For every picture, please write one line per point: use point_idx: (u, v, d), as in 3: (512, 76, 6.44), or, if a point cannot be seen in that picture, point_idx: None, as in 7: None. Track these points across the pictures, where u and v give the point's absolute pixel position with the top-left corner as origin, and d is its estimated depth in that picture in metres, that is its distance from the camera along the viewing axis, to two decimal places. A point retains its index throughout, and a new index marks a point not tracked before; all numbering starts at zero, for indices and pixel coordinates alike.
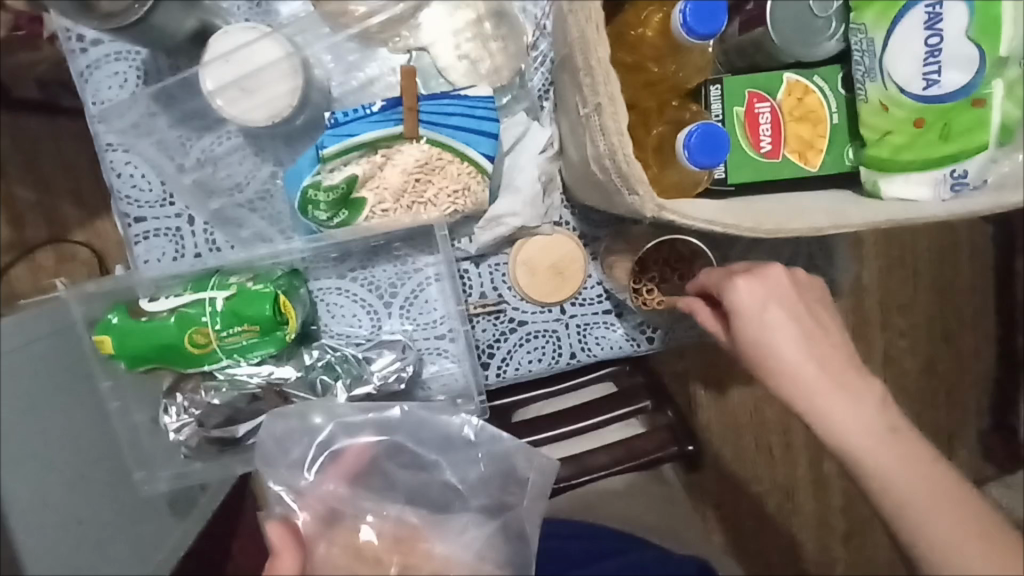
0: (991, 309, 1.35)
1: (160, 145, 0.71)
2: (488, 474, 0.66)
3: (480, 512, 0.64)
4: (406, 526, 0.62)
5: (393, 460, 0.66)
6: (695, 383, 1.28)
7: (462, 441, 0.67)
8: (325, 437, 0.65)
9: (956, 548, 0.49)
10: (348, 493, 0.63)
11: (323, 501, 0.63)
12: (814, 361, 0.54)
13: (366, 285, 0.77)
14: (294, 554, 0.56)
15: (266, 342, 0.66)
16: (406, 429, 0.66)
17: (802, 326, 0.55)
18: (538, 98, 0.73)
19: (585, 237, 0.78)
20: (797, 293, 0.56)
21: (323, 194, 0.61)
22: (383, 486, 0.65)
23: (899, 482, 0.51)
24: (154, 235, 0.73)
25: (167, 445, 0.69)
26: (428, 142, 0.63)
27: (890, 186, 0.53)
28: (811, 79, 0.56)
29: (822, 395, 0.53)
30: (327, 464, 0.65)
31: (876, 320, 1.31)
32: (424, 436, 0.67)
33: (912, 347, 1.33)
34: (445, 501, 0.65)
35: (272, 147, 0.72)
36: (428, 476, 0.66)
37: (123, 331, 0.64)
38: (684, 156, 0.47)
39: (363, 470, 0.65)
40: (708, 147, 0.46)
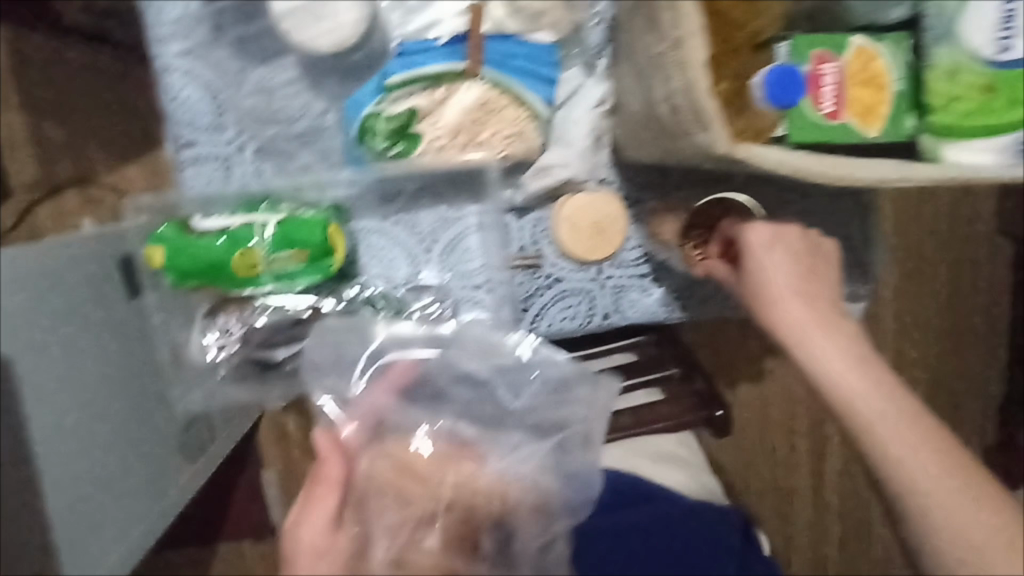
0: None
1: (219, 69, 0.72)
2: (540, 398, 0.68)
3: (528, 431, 0.68)
4: (458, 440, 0.68)
5: (449, 376, 0.69)
6: None
7: (514, 363, 0.69)
8: (376, 349, 0.68)
9: (913, 466, 0.51)
10: (402, 404, 0.68)
11: (374, 411, 0.66)
12: (801, 296, 0.58)
13: (408, 230, 0.78)
14: (337, 462, 0.57)
15: (313, 270, 0.67)
16: (459, 346, 0.68)
17: (800, 266, 0.60)
18: (594, 53, 0.73)
19: (628, 199, 0.79)
20: (801, 241, 0.62)
21: (382, 123, 0.63)
22: (438, 398, 0.69)
23: (864, 408, 0.53)
24: (204, 160, 0.74)
25: (202, 365, 0.70)
26: (490, 81, 0.63)
27: (956, 151, 0.54)
28: (879, 43, 0.57)
29: (806, 326, 0.57)
30: (377, 377, 0.67)
31: None
32: (479, 354, 0.68)
33: None
34: (495, 418, 0.69)
35: (327, 81, 0.73)
36: (481, 393, 0.69)
37: (174, 245, 0.64)
38: (759, 94, 0.54)
39: (415, 384, 0.68)
40: (783, 84, 0.53)
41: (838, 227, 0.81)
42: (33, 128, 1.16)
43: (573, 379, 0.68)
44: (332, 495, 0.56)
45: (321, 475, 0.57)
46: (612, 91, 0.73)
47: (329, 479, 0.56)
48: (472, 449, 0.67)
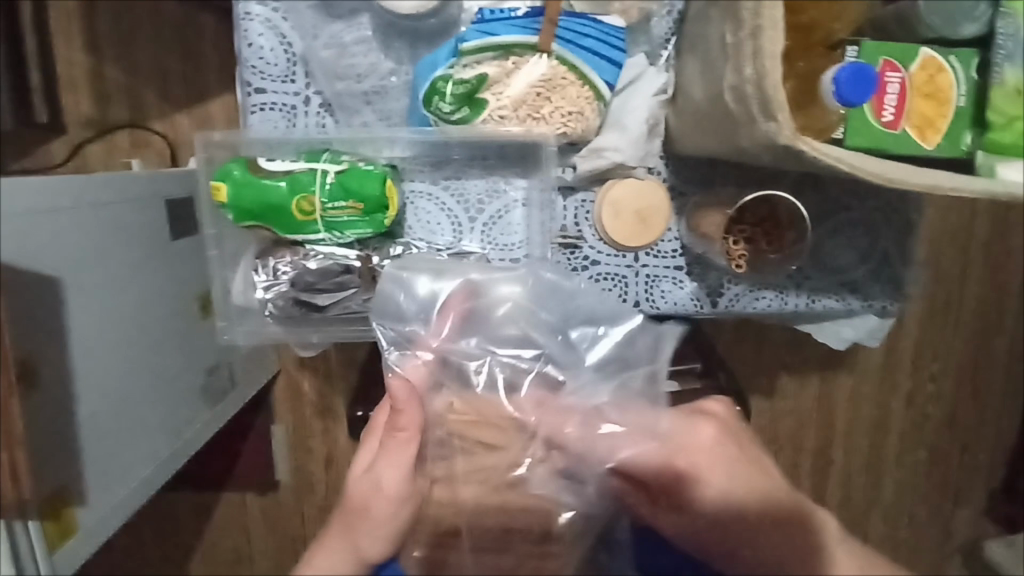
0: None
1: (296, 20, 0.74)
2: (616, 344, 0.68)
3: (606, 377, 0.66)
4: (548, 385, 0.64)
5: (525, 321, 0.68)
6: None
7: (587, 312, 0.70)
8: (446, 295, 0.68)
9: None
10: (483, 347, 0.66)
11: (448, 349, 0.66)
12: (653, 443, 0.60)
13: (455, 197, 0.81)
14: (415, 408, 0.57)
15: (366, 222, 0.69)
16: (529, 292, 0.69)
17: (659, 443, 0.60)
18: (660, 44, 0.75)
19: (673, 191, 0.80)
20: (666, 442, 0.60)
21: (451, 87, 0.65)
22: (514, 344, 0.67)
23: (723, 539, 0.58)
24: (270, 108, 0.76)
25: (246, 303, 0.73)
26: (558, 59, 0.65)
27: (1006, 169, 0.55)
28: (947, 58, 0.57)
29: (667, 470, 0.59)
30: (453, 315, 0.67)
31: (910, 356, 1.32)
32: (551, 301, 0.69)
33: (940, 391, 1.34)
34: (572, 367, 0.66)
35: (398, 45, 0.76)
36: (556, 343, 0.68)
37: (239, 181, 0.67)
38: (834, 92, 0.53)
39: (490, 328, 0.67)
40: (858, 83, 0.51)
41: (878, 243, 0.82)
42: (95, 69, 1.20)
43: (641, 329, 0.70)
44: (411, 443, 0.56)
45: (400, 423, 0.57)
46: (672, 82, 0.74)
47: (408, 427, 0.57)
48: (555, 396, 0.63)
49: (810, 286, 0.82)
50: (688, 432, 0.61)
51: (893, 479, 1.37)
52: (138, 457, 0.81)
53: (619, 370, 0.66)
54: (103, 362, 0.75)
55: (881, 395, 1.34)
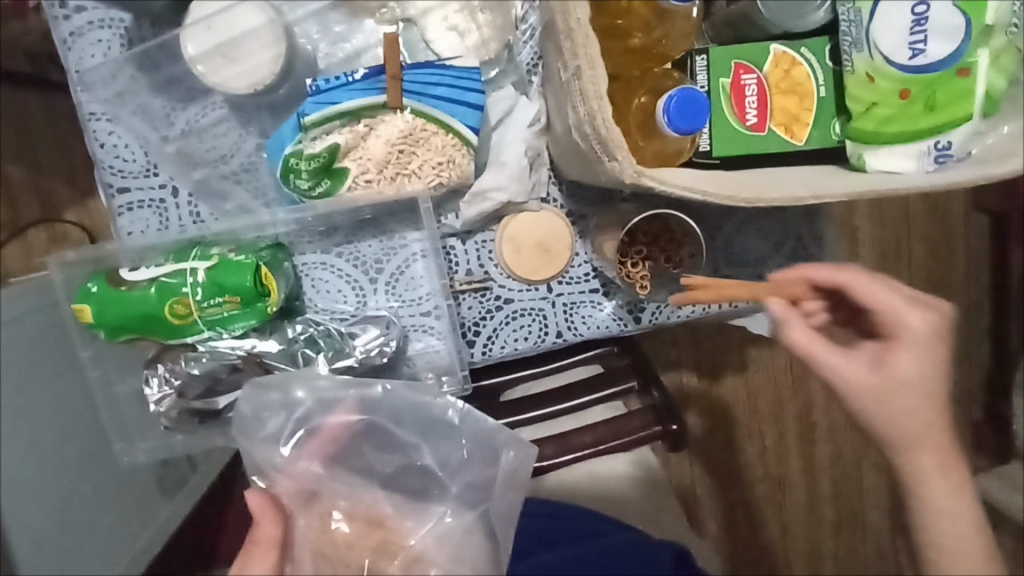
0: (985, 301, 1.34)
1: (145, 114, 0.71)
2: (478, 472, 0.65)
3: (457, 501, 0.65)
4: (377, 516, 0.64)
5: (366, 440, 0.66)
6: (687, 371, 1.28)
7: (444, 424, 0.66)
8: (302, 413, 0.65)
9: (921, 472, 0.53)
10: (326, 474, 0.64)
11: (298, 480, 0.63)
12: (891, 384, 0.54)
13: (352, 261, 0.77)
14: (275, 522, 0.58)
15: (248, 314, 0.65)
16: (386, 410, 0.65)
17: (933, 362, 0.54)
18: (526, 72, 0.73)
19: (573, 215, 0.77)
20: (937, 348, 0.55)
21: (304, 163, 0.61)
22: (359, 467, 0.66)
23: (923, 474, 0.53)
24: (139, 206, 0.73)
25: (148, 416, 0.69)
26: (412, 112, 0.62)
27: (874, 159, 0.52)
28: (798, 51, 0.56)
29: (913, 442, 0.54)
30: (305, 445, 0.64)
31: None
32: (406, 415, 0.66)
33: None
34: (424, 491, 0.66)
35: (257, 117, 0.72)
36: (408, 461, 0.66)
37: (102, 299, 0.64)
38: (664, 121, 0.48)
39: (342, 450, 0.65)
40: (687, 113, 0.47)
41: (790, 229, 0.80)
42: None
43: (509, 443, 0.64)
44: (268, 559, 0.57)
45: (257, 536, 0.58)
46: (543, 111, 0.72)
47: (265, 541, 0.57)
48: (387, 523, 0.64)
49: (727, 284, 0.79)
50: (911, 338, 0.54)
51: None
52: None
53: (480, 493, 0.65)
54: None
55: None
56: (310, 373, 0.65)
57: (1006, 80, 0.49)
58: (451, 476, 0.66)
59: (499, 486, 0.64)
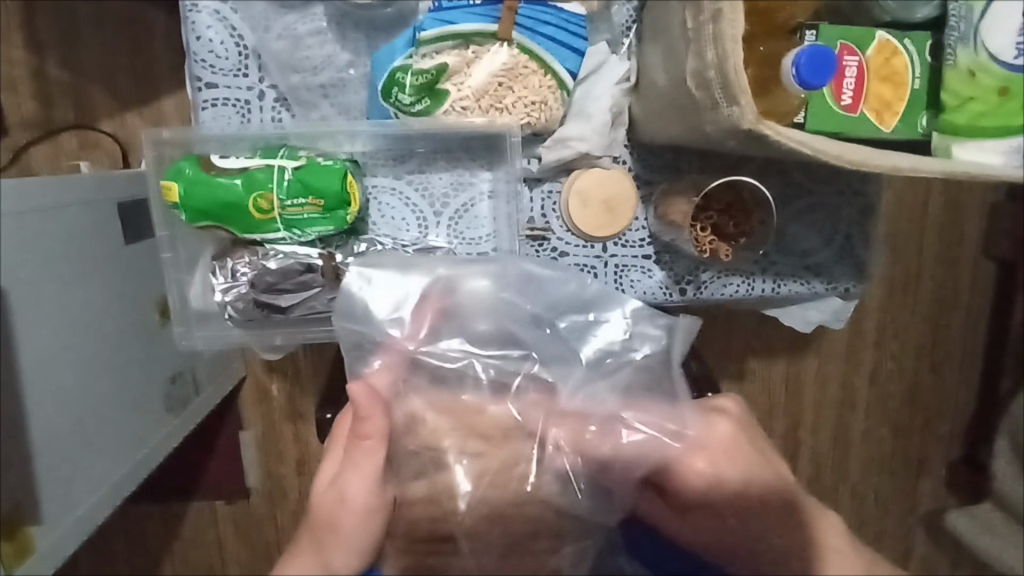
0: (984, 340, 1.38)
1: (246, 13, 0.72)
2: (610, 342, 0.64)
3: (597, 375, 0.63)
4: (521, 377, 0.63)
5: (496, 313, 0.65)
6: None
7: (572, 298, 0.66)
8: (423, 286, 0.65)
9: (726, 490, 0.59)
10: (460, 345, 0.64)
11: (423, 352, 0.63)
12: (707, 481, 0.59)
13: (420, 191, 0.79)
14: (380, 415, 0.57)
15: (327, 220, 0.66)
16: (511, 286, 0.66)
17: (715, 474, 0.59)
18: (621, 33, 0.75)
19: (639, 179, 0.80)
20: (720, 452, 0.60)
21: (410, 78, 0.63)
22: (491, 337, 0.65)
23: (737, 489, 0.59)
24: (223, 103, 0.74)
25: (205, 308, 0.70)
26: (518, 47, 0.64)
27: (961, 151, 0.55)
28: (902, 41, 0.58)
29: (719, 469, 0.59)
30: (422, 316, 0.64)
31: (871, 336, 1.36)
32: (530, 290, 0.66)
33: (899, 370, 1.38)
34: (560, 360, 0.64)
35: (355, 37, 0.74)
36: (543, 330, 0.65)
37: (192, 181, 0.64)
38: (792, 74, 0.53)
39: (463, 323, 0.65)
40: (816, 66, 0.52)
41: (840, 228, 0.83)
42: (37, 70, 1.11)
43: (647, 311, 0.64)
44: (375, 451, 0.57)
45: (364, 431, 0.57)
46: (635, 70, 0.74)
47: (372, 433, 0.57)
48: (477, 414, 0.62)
49: (775, 271, 0.84)
50: (704, 429, 0.60)
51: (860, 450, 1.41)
52: (99, 470, 0.77)
53: (616, 365, 0.63)
54: (53, 367, 0.70)
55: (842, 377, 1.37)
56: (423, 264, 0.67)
57: None
58: (585, 343, 0.64)
59: (644, 355, 0.63)
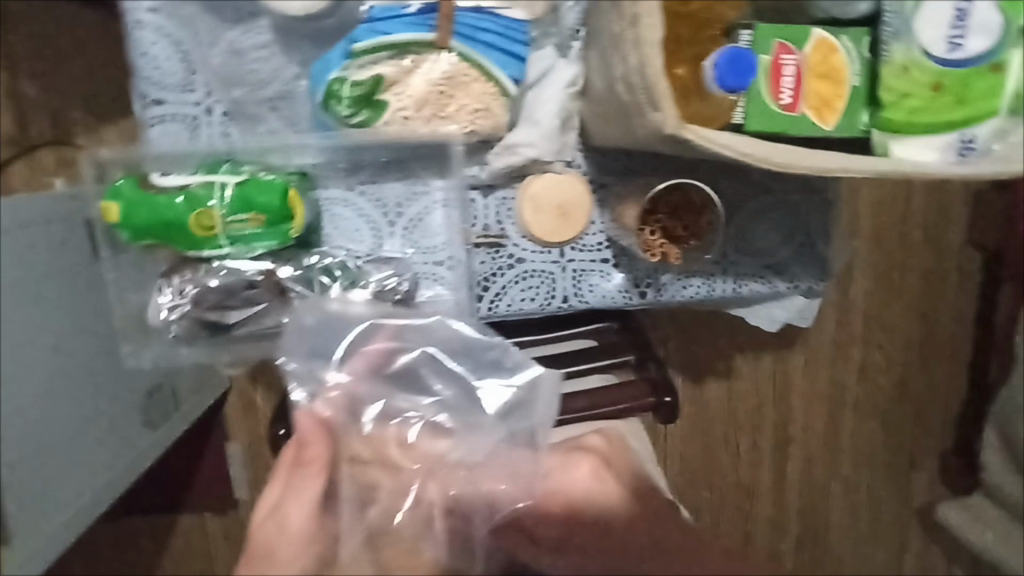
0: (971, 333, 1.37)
1: (188, 28, 0.71)
2: (516, 396, 0.73)
3: (502, 427, 0.73)
4: (434, 426, 0.73)
5: (420, 363, 0.74)
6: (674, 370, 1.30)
7: (493, 357, 0.74)
8: (356, 334, 0.72)
9: None
10: (386, 391, 0.73)
11: (352, 395, 0.72)
12: None
13: (373, 202, 0.78)
14: (321, 443, 0.64)
15: (271, 235, 0.67)
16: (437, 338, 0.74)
17: None
18: (569, 35, 0.73)
19: (595, 184, 0.79)
20: None
21: (348, 89, 0.63)
22: (417, 385, 0.74)
23: None
24: (171, 119, 0.74)
25: (154, 325, 0.70)
26: (458, 55, 0.63)
27: (900, 147, 0.55)
28: (838, 38, 0.58)
29: None
30: (354, 360, 0.72)
31: (858, 331, 1.34)
32: (457, 346, 0.74)
33: (887, 363, 1.36)
34: (472, 415, 0.74)
35: (299, 45, 0.72)
36: (461, 386, 0.74)
37: (131, 201, 0.64)
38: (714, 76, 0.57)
39: (395, 372, 0.74)
40: (735, 69, 0.56)
41: (799, 226, 0.83)
42: (12, 89, 1.09)
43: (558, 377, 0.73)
44: (314, 479, 0.62)
45: (303, 457, 0.63)
46: (581, 75, 0.72)
47: (316, 460, 0.63)
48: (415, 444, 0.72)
49: (735, 271, 0.83)
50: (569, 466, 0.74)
51: (851, 446, 1.39)
52: (71, 490, 0.76)
53: (518, 419, 0.73)
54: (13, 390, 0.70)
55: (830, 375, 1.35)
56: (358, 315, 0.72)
57: None
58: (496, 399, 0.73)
59: (544, 416, 0.73)
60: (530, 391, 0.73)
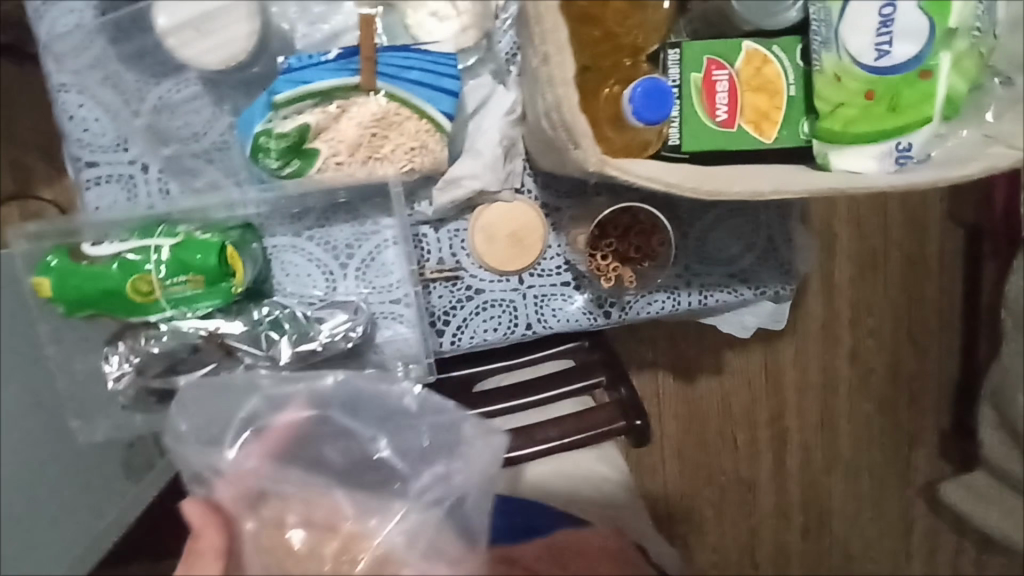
0: (958, 306, 1.34)
1: (114, 86, 0.69)
2: (434, 451, 0.62)
3: (419, 500, 0.59)
4: (331, 522, 0.57)
5: (316, 435, 0.62)
6: (664, 371, 1.27)
7: (402, 410, 0.64)
8: (248, 412, 0.63)
9: None
10: (275, 477, 0.58)
11: (242, 483, 0.57)
12: None
13: (322, 245, 0.76)
14: (218, 530, 0.49)
15: (211, 294, 0.65)
16: (338, 400, 0.63)
17: None
18: (505, 61, 0.73)
19: (547, 207, 0.78)
20: None
21: (274, 141, 0.61)
22: (314, 465, 0.61)
23: None
24: (107, 181, 0.71)
25: (101, 396, 0.68)
26: (387, 95, 0.62)
27: (839, 158, 0.53)
28: (770, 49, 0.56)
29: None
30: (251, 445, 0.60)
31: (846, 317, 1.31)
32: (360, 406, 0.64)
33: (878, 346, 1.33)
34: (386, 494, 0.60)
35: (232, 96, 0.71)
36: (371, 458, 0.62)
37: (63, 272, 0.62)
38: (632, 107, 0.53)
39: (291, 450, 0.61)
40: (654, 102, 0.52)
41: (760, 231, 0.81)
42: None
43: (478, 416, 0.62)
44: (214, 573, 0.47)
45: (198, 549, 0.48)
46: (520, 100, 0.71)
47: (209, 553, 0.48)
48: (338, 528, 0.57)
49: (699, 282, 0.81)
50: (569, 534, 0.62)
51: (850, 431, 1.35)
52: None
53: (443, 481, 0.60)
54: None
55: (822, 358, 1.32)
56: (246, 385, 0.64)
57: (965, 84, 0.51)
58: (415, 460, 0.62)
59: (466, 473, 0.60)
60: (448, 440, 0.62)
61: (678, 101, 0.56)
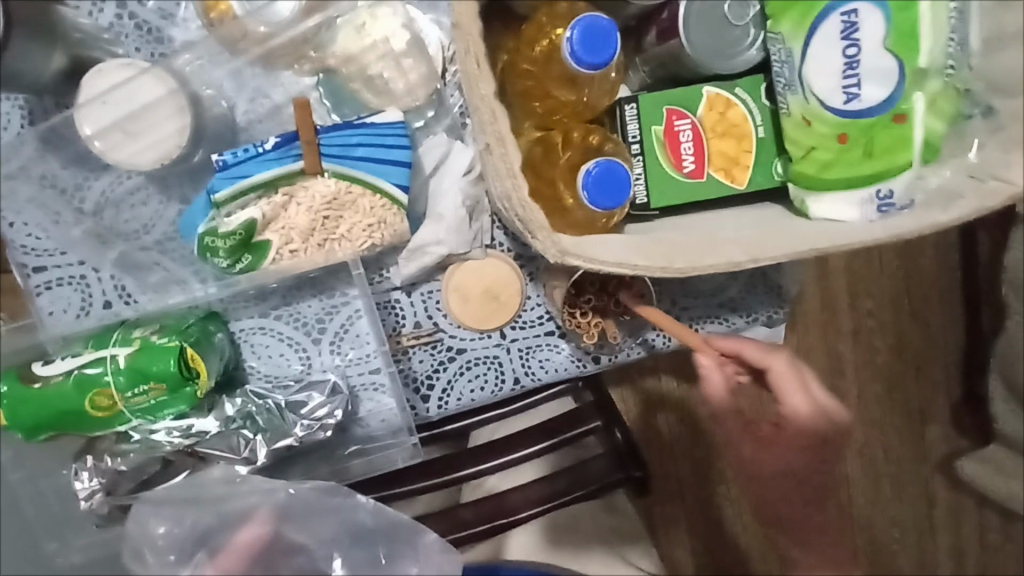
0: (956, 270, 1.21)
1: (48, 185, 0.64)
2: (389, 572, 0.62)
3: None
4: None
5: (273, 549, 0.63)
6: (665, 375, 1.08)
7: (357, 522, 0.63)
8: (205, 531, 0.63)
9: None
10: None
11: None
12: None
13: (292, 323, 0.72)
14: None
15: (176, 399, 0.62)
16: (296, 515, 0.63)
17: None
18: (459, 115, 0.69)
19: (521, 257, 0.74)
20: None
21: (220, 241, 0.57)
22: None
23: None
24: (58, 284, 0.67)
25: (77, 515, 0.66)
26: (332, 175, 0.59)
27: (816, 206, 0.54)
28: (732, 92, 0.55)
29: None
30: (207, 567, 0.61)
31: (843, 300, 1.19)
32: (318, 516, 0.64)
33: (880, 324, 1.21)
34: None
35: (179, 185, 0.67)
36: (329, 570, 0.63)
37: (15, 399, 0.60)
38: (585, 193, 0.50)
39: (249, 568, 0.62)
40: (609, 187, 0.50)
41: None
42: None
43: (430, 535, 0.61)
44: None
45: None
46: (478, 159, 0.68)
47: None
48: None
49: (688, 316, 0.78)
50: None
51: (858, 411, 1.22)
52: None
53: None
54: None
55: (824, 349, 1.20)
56: (217, 494, 0.64)
57: (940, 126, 0.52)
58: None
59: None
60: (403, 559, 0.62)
61: (640, 156, 0.55)
